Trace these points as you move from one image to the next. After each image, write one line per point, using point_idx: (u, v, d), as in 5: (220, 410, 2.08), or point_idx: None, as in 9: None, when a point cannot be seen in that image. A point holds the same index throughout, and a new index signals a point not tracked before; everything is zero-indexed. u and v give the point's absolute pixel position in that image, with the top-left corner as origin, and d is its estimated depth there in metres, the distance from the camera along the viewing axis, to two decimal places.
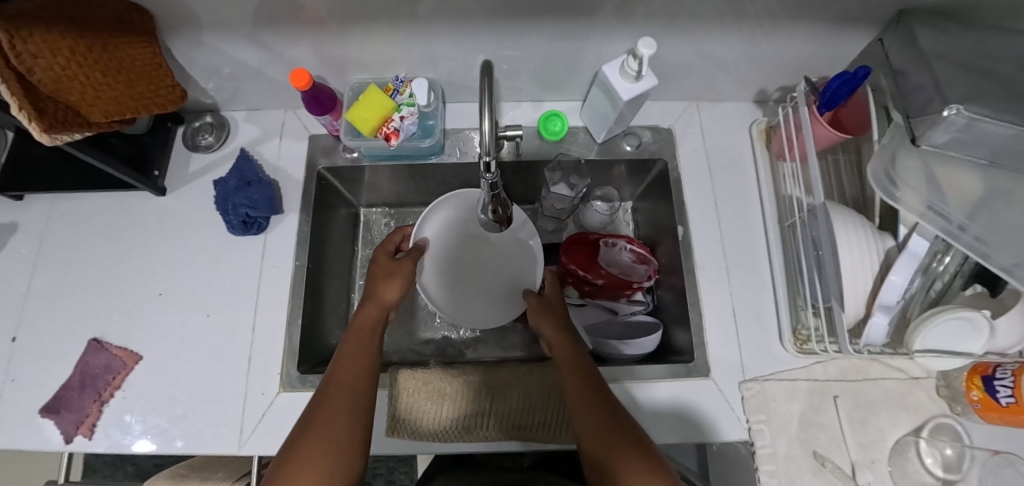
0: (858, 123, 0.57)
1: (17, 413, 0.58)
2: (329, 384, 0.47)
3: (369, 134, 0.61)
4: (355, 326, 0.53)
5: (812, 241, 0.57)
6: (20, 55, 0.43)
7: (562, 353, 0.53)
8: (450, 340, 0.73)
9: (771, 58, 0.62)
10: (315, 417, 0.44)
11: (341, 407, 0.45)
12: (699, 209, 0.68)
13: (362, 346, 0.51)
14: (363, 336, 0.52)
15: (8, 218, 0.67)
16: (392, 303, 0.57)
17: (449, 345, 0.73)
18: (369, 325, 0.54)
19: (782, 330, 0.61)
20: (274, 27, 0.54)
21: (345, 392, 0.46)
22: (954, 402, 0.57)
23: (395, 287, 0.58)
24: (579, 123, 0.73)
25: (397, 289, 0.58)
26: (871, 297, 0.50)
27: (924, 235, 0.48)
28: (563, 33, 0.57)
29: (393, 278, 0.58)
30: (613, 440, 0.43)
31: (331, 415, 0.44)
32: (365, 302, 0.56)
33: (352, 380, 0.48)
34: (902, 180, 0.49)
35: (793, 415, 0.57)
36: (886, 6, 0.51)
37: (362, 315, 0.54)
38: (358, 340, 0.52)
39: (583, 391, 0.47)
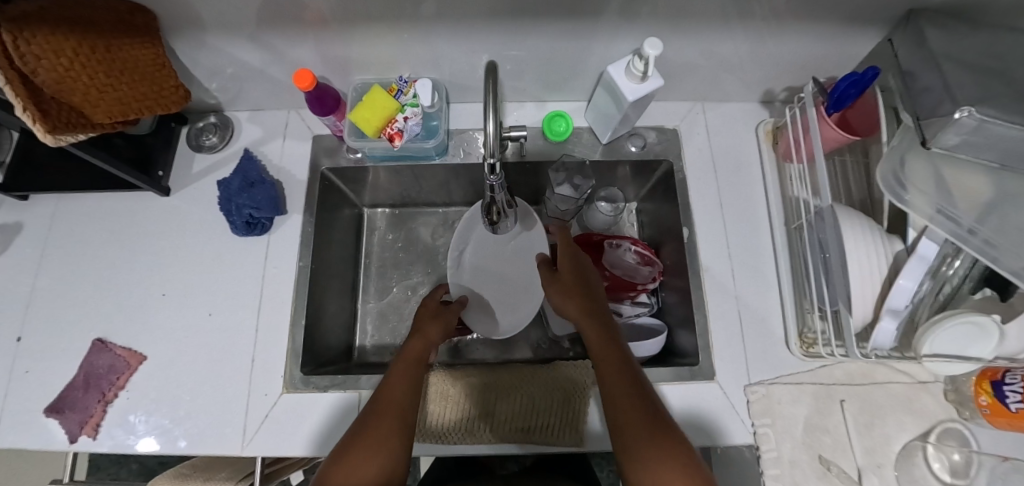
0: (865, 123, 0.56)
1: (21, 413, 0.58)
2: (377, 404, 0.48)
3: (372, 134, 0.61)
4: (404, 354, 0.53)
5: (819, 244, 0.56)
6: (24, 56, 0.44)
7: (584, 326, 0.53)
8: (459, 341, 0.73)
9: (777, 58, 0.62)
10: (359, 440, 0.45)
11: (381, 438, 0.45)
12: (704, 210, 0.67)
13: (410, 372, 0.51)
14: (411, 364, 0.52)
15: (13, 217, 0.67)
16: (436, 341, 0.57)
17: (459, 346, 0.73)
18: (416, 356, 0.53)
19: (788, 333, 0.60)
20: (278, 28, 0.54)
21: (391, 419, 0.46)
22: (962, 406, 0.57)
23: (441, 327, 0.58)
24: (583, 124, 0.72)
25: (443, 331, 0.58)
26: (879, 301, 0.49)
27: (934, 238, 0.47)
28: (567, 33, 0.57)
29: (436, 320, 0.59)
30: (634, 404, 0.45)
31: (372, 439, 0.45)
32: (412, 336, 0.56)
33: (397, 404, 0.48)
34: (911, 183, 0.48)
35: (798, 418, 0.57)
36: (896, 5, 0.50)
37: (410, 348, 0.54)
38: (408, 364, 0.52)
39: (616, 371, 0.47)
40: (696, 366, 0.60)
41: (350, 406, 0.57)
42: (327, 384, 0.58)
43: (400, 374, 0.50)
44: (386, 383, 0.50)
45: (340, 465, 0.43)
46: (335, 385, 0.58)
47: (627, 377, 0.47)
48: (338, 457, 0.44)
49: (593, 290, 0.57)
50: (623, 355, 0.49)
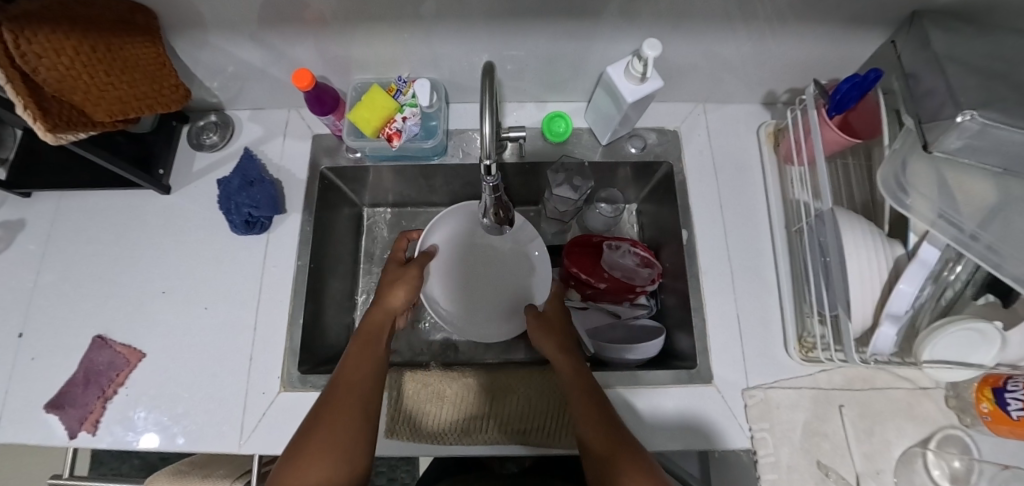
0: (868, 126, 0.56)
1: (22, 408, 0.59)
2: (333, 392, 0.47)
3: (371, 134, 0.61)
4: (361, 332, 0.55)
5: (820, 247, 0.56)
6: (25, 55, 0.44)
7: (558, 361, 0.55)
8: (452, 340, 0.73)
9: (779, 60, 0.61)
10: (323, 419, 0.45)
11: (339, 431, 0.44)
12: (704, 213, 0.67)
13: (370, 349, 0.53)
14: (366, 342, 0.53)
15: (16, 214, 0.67)
16: (398, 310, 0.59)
17: (454, 344, 0.73)
18: (373, 330, 0.55)
19: (787, 337, 0.60)
20: (278, 27, 0.54)
21: (351, 395, 0.47)
22: (964, 413, 0.56)
23: (400, 294, 0.60)
24: (583, 124, 0.72)
25: (402, 297, 0.60)
26: (879, 305, 0.49)
27: (935, 244, 0.47)
28: (566, 33, 0.56)
29: (398, 286, 0.61)
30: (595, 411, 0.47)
31: (332, 426, 0.44)
32: (372, 307, 0.59)
33: (359, 381, 0.49)
34: (913, 187, 0.48)
35: (797, 423, 0.57)
36: (899, 6, 0.50)
37: (370, 320, 0.57)
38: (366, 339, 0.54)
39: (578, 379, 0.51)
40: (694, 369, 0.59)
41: None
42: (325, 383, 0.58)
43: (356, 360, 0.51)
44: (347, 361, 0.51)
45: (303, 450, 0.42)
46: None
47: (602, 414, 0.47)
48: (300, 442, 0.43)
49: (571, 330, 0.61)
50: (597, 393, 0.50)
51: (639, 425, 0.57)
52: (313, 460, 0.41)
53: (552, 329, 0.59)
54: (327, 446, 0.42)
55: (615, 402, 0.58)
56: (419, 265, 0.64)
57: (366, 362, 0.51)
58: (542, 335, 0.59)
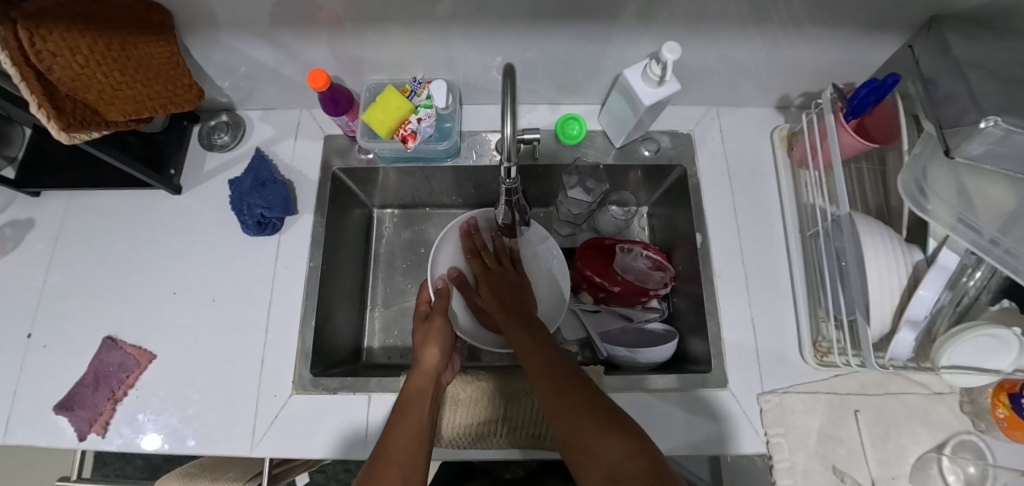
0: (884, 132, 0.56)
1: (31, 410, 0.58)
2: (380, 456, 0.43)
3: (385, 136, 0.61)
4: (403, 394, 0.51)
5: (836, 252, 0.55)
6: (39, 53, 0.43)
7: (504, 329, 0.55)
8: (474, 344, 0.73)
9: (795, 63, 0.61)
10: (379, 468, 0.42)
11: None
12: (718, 216, 0.67)
13: (417, 411, 0.48)
14: (412, 399, 0.50)
15: (25, 213, 0.67)
16: (436, 368, 0.55)
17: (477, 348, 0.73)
18: (416, 393, 0.51)
19: (801, 342, 0.60)
20: (293, 26, 0.54)
21: (400, 457, 0.43)
22: (979, 419, 0.56)
23: (433, 351, 0.57)
24: (596, 127, 0.72)
25: (435, 353, 0.57)
26: (899, 311, 0.49)
27: (955, 249, 0.47)
28: (583, 36, 0.56)
29: (429, 342, 0.58)
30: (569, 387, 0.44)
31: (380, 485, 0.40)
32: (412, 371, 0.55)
33: (405, 444, 0.45)
34: (933, 191, 0.48)
35: (812, 428, 0.56)
36: (918, 11, 0.50)
37: (410, 383, 0.52)
38: (406, 400, 0.50)
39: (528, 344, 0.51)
40: (708, 374, 0.59)
41: (359, 409, 0.57)
42: (339, 386, 0.58)
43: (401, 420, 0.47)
44: (393, 424, 0.47)
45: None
46: (344, 387, 0.58)
47: (568, 383, 0.44)
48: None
49: (517, 289, 0.63)
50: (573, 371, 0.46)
51: (651, 430, 0.56)
52: None
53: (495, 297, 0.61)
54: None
55: (628, 406, 0.57)
56: (441, 313, 0.62)
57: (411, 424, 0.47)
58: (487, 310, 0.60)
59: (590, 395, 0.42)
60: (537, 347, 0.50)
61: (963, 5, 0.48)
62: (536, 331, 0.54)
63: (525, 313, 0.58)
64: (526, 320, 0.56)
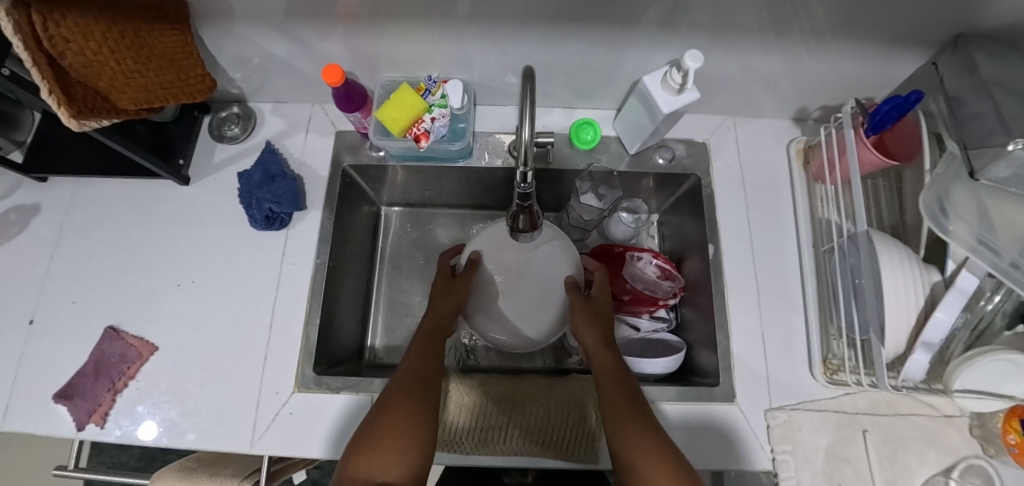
0: (904, 149, 0.55)
1: (31, 399, 0.57)
2: (398, 384, 0.48)
3: (398, 134, 0.60)
4: (418, 339, 0.53)
5: (851, 269, 0.55)
6: (52, 38, 0.42)
7: (603, 367, 0.51)
8: (470, 347, 0.72)
9: (815, 77, 0.60)
10: (380, 422, 0.44)
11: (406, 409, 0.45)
12: (731, 228, 0.66)
13: (433, 349, 0.52)
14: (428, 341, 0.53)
15: (31, 198, 0.66)
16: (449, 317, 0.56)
17: (470, 352, 0.72)
18: (426, 332, 0.54)
19: (811, 359, 0.59)
20: (311, 20, 0.53)
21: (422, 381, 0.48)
22: (987, 443, 0.55)
23: (450, 300, 0.56)
24: (611, 133, 0.71)
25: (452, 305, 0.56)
26: (914, 333, 0.48)
27: (975, 271, 0.45)
28: (604, 41, 0.56)
29: (449, 294, 0.57)
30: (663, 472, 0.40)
31: (399, 412, 0.44)
32: (426, 313, 0.56)
33: (424, 375, 0.49)
34: (954, 211, 0.47)
35: (819, 446, 0.55)
36: (944, 28, 0.49)
37: (425, 325, 0.55)
38: (426, 335, 0.54)
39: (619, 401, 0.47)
40: (716, 387, 0.59)
41: (362, 410, 0.56)
42: (341, 385, 0.57)
43: (421, 353, 0.51)
44: (409, 361, 0.50)
45: (362, 452, 0.42)
46: (347, 387, 0.57)
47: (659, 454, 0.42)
48: (358, 447, 0.42)
49: (613, 327, 0.56)
50: (670, 453, 0.42)
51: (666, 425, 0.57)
52: (380, 446, 0.42)
53: (598, 317, 0.55)
54: (383, 452, 0.41)
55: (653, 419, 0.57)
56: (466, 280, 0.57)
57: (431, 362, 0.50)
58: (591, 331, 0.54)
59: (669, 457, 0.42)
60: (629, 417, 0.45)
61: (991, 22, 0.47)
62: (640, 417, 0.45)
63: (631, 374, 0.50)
64: (624, 384, 0.48)
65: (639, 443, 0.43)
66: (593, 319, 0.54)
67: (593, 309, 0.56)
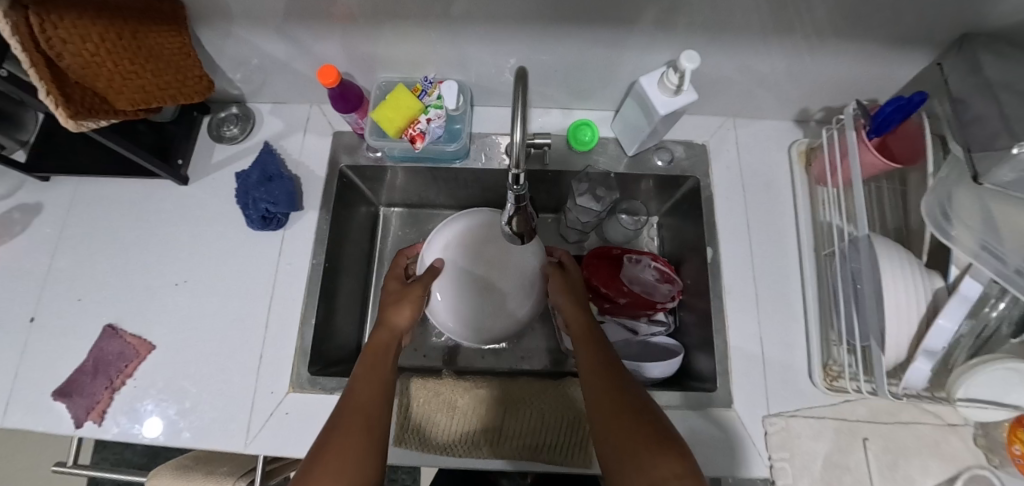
0: (908, 152, 0.53)
1: (31, 395, 0.58)
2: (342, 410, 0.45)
3: (394, 135, 0.60)
4: (366, 356, 0.51)
5: (851, 274, 0.54)
6: (50, 40, 0.43)
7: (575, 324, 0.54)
8: (452, 348, 0.72)
9: (817, 77, 0.59)
10: (329, 446, 0.42)
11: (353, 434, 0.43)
12: (730, 231, 0.65)
13: (381, 366, 0.50)
14: (376, 359, 0.50)
15: (34, 197, 0.67)
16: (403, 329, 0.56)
17: (454, 352, 0.71)
18: (375, 349, 0.52)
19: (811, 365, 0.58)
20: (308, 22, 0.53)
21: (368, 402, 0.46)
22: (992, 453, 0.54)
23: (407, 309, 0.57)
24: (609, 134, 0.70)
25: (407, 316, 0.56)
26: (916, 340, 0.47)
27: (979, 278, 0.44)
28: (601, 41, 0.55)
29: (402, 304, 0.57)
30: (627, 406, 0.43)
31: (346, 438, 0.42)
32: (376, 327, 0.55)
33: (368, 400, 0.46)
34: (958, 216, 0.45)
35: (818, 454, 0.54)
36: (949, 29, 0.48)
37: (375, 340, 0.53)
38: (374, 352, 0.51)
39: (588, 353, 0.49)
40: (713, 393, 0.58)
41: None
42: (335, 386, 0.57)
43: (368, 376, 0.48)
44: (356, 378, 0.48)
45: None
46: (341, 388, 0.57)
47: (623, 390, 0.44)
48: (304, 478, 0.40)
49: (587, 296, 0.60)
50: (633, 390, 0.45)
51: None
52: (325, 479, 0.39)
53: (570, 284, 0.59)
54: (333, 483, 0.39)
55: None
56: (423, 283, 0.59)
57: (378, 380, 0.48)
58: (564, 295, 0.58)
59: (632, 397, 0.44)
60: (597, 365, 0.48)
61: (998, 22, 0.46)
62: (606, 361, 0.48)
63: (607, 354, 0.49)
64: (592, 338, 0.51)
65: (606, 384, 0.45)
66: (567, 285, 0.59)
67: (568, 279, 0.60)
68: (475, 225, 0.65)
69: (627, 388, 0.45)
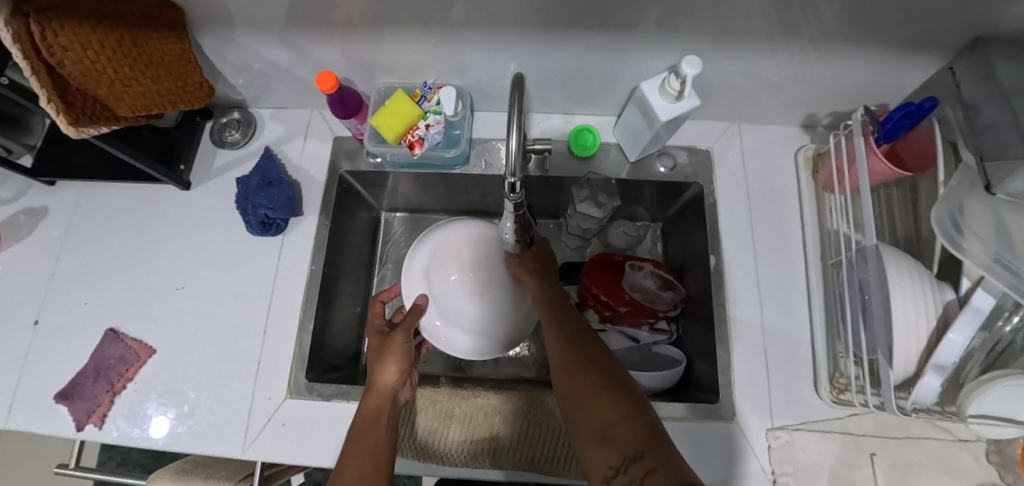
0: (919, 160, 0.52)
1: (33, 399, 0.59)
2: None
3: (392, 140, 0.60)
4: (356, 420, 0.48)
5: (858, 285, 0.52)
6: (50, 47, 0.43)
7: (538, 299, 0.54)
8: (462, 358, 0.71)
9: (824, 82, 0.58)
10: None
11: None
12: (734, 238, 0.64)
13: (369, 429, 0.46)
14: (366, 424, 0.47)
15: (40, 201, 0.68)
16: (394, 387, 0.51)
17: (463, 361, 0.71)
18: (361, 421, 0.47)
19: (817, 377, 0.57)
20: (307, 28, 0.53)
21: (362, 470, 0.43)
22: (1005, 470, 0.52)
23: (394, 367, 0.52)
24: (611, 139, 0.70)
25: (395, 372, 0.51)
26: (925, 354, 0.45)
27: (991, 291, 0.42)
28: (602, 46, 0.54)
29: (388, 359, 0.52)
30: (580, 359, 0.42)
31: None
32: (366, 392, 0.50)
33: (361, 472, 0.43)
34: (970, 228, 0.44)
35: (823, 469, 0.53)
36: (961, 33, 0.46)
37: (365, 408, 0.49)
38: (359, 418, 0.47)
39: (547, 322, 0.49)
40: (715, 404, 0.56)
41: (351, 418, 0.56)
42: (332, 393, 0.57)
43: (356, 446, 0.45)
44: (347, 444, 0.45)
45: None
46: (338, 395, 0.57)
47: (574, 347, 0.44)
48: None
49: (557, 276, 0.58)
50: (587, 346, 0.44)
51: None
52: None
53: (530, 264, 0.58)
54: None
55: None
56: (406, 329, 0.55)
57: (369, 447, 0.45)
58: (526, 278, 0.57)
59: (586, 351, 0.43)
60: (557, 330, 0.47)
61: (1013, 25, 0.44)
62: (562, 326, 0.48)
63: (566, 319, 0.49)
64: (554, 307, 0.51)
65: (563, 346, 0.45)
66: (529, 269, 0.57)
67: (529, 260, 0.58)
68: (450, 238, 0.64)
69: (582, 344, 0.44)
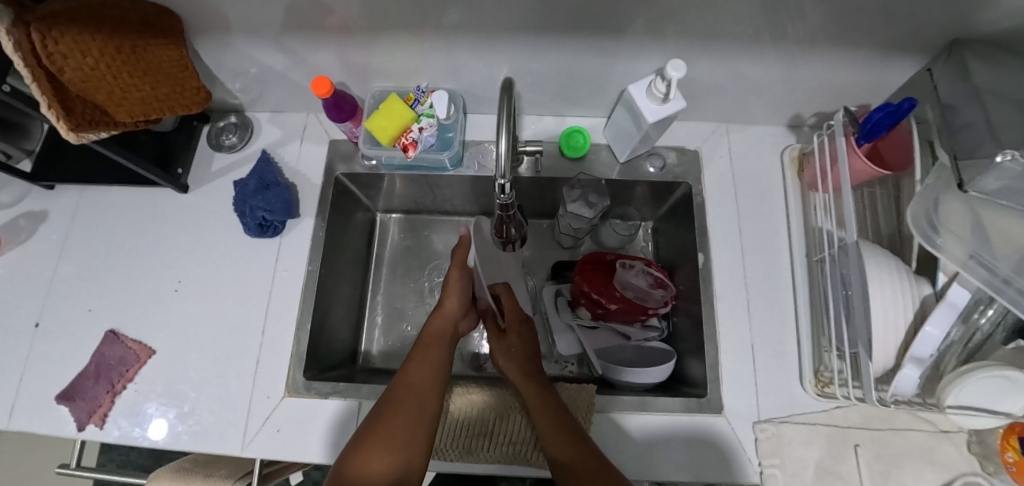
0: (897, 158, 0.54)
1: (34, 400, 0.60)
2: (397, 388, 0.50)
3: (387, 143, 0.61)
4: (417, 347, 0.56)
5: (841, 280, 0.54)
6: (51, 55, 0.44)
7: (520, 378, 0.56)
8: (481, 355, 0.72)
9: (808, 84, 0.59)
10: (380, 418, 0.48)
11: (403, 414, 0.48)
12: (722, 236, 0.65)
13: (432, 352, 0.55)
14: (429, 347, 0.56)
15: (39, 205, 0.69)
16: (455, 314, 0.60)
17: (481, 359, 0.72)
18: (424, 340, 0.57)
19: (802, 371, 0.58)
20: (302, 33, 0.54)
21: (421, 385, 0.51)
22: (986, 460, 0.54)
23: (458, 296, 0.60)
24: (601, 141, 0.71)
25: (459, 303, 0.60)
26: (904, 347, 0.46)
27: (966, 286, 0.44)
28: (592, 50, 0.56)
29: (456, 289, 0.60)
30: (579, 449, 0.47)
31: (401, 409, 0.48)
32: (434, 314, 0.60)
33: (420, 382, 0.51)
34: (945, 225, 0.46)
35: (809, 461, 0.54)
36: (937, 34, 0.48)
37: (432, 326, 0.58)
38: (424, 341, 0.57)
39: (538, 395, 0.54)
40: (704, 399, 0.58)
41: (350, 414, 0.57)
42: (331, 391, 0.58)
43: (421, 360, 0.54)
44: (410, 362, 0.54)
45: (363, 449, 0.46)
46: (335, 393, 0.58)
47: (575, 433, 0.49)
48: (359, 440, 0.47)
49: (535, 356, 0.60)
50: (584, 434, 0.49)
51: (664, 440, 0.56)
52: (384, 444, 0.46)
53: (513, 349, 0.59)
54: (388, 448, 0.46)
55: (616, 432, 0.56)
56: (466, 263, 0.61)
57: (431, 362, 0.54)
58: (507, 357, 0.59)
59: (585, 441, 0.48)
60: (550, 412, 0.51)
61: (988, 28, 0.46)
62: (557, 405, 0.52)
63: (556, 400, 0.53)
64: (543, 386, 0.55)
65: (559, 428, 0.49)
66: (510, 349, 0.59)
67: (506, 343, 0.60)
68: None
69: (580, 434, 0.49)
